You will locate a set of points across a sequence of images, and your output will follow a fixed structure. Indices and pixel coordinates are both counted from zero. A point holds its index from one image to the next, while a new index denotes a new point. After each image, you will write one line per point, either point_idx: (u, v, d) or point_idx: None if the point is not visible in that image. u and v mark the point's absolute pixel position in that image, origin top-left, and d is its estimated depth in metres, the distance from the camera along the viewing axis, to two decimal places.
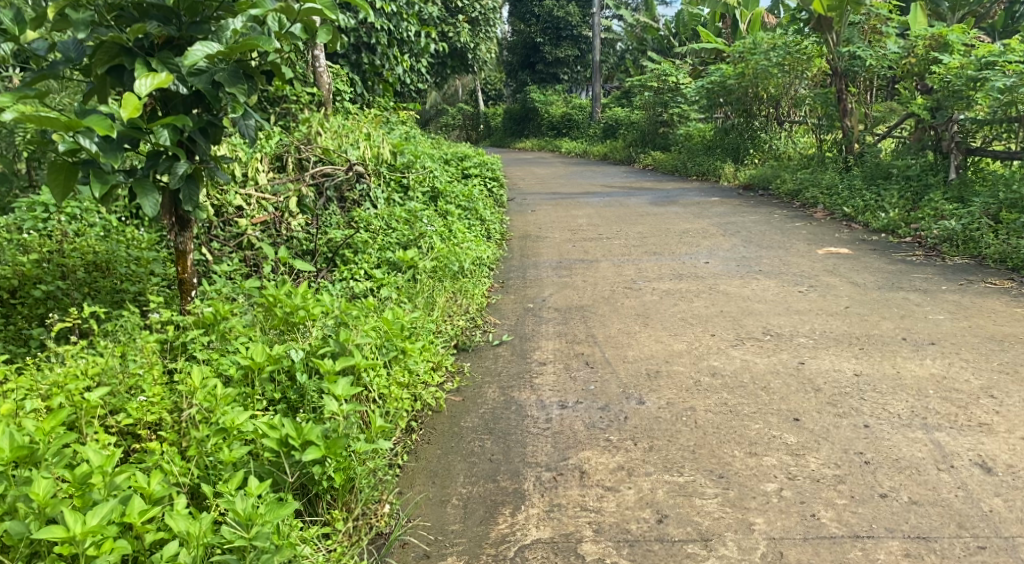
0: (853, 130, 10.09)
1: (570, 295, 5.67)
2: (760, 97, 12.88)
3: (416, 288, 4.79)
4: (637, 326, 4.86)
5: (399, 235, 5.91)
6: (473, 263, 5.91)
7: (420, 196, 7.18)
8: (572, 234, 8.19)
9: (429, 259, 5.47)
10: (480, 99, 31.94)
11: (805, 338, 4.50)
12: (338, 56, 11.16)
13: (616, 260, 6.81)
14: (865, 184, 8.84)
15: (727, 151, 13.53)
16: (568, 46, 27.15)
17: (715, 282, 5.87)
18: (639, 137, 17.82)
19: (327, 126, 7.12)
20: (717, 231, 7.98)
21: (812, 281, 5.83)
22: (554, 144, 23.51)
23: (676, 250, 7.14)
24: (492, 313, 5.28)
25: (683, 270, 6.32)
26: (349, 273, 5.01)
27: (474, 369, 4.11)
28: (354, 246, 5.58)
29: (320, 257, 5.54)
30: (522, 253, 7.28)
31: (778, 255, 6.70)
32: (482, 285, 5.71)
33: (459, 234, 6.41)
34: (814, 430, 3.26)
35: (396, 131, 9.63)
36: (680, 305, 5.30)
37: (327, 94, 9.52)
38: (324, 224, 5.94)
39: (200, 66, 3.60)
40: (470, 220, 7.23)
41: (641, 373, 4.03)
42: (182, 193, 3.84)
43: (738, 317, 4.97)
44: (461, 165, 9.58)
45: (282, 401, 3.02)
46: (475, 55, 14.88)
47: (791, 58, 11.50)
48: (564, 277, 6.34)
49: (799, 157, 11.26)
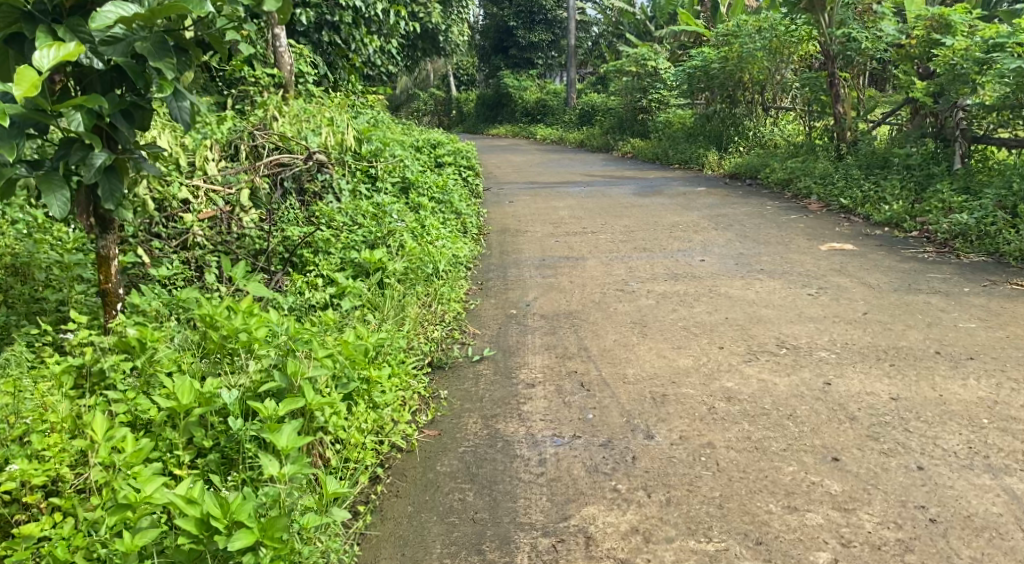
0: (845, 118, 9.62)
1: (557, 298, 5.12)
2: (744, 82, 12.37)
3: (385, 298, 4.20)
4: (633, 336, 4.32)
5: (365, 232, 5.25)
6: (448, 264, 5.32)
7: (390, 186, 6.55)
8: (555, 228, 7.61)
9: (400, 261, 4.89)
10: (452, 84, 31.14)
11: (827, 352, 3.98)
12: (298, 35, 10.46)
13: (604, 258, 6.27)
14: (863, 174, 8.35)
15: (710, 138, 13.02)
16: (542, 30, 26.70)
17: (715, 283, 5.33)
18: (616, 124, 17.26)
19: (284, 111, 6.48)
20: (709, 225, 7.45)
21: (821, 281, 5.30)
22: (528, 130, 22.86)
23: (667, 246, 6.60)
24: (470, 322, 4.70)
25: (677, 269, 5.78)
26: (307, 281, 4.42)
27: (452, 395, 3.52)
28: (314, 245, 4.95)
29: (274, 259, 4.93)
30: (502, 249, 6.70)
31: (779, 252, 6.19)
32: (459, 289, 5.13)
33: (433, 231, 5.80)
34: (860, 474, 2.75)
35: (363, 116, 9.00)
36: (679, 311, 4.75)
37: (289, 76, 9.02)
38: (281, 220, 5.37)
39: (115, 33, 2.97)
40: (444, 212, 6.62)
41: (645, 398, 3.47)
42: (101, 188, 3.20)
43: (746, 325, 4.44)
44: (434, 153, 8.99)
45: (215, 450, 2.44)
46: (446, 37, 14.23)
47: (778, 41, 11.02)
48: (549, 277, 5.77)
49: (788, 145, 10.77)
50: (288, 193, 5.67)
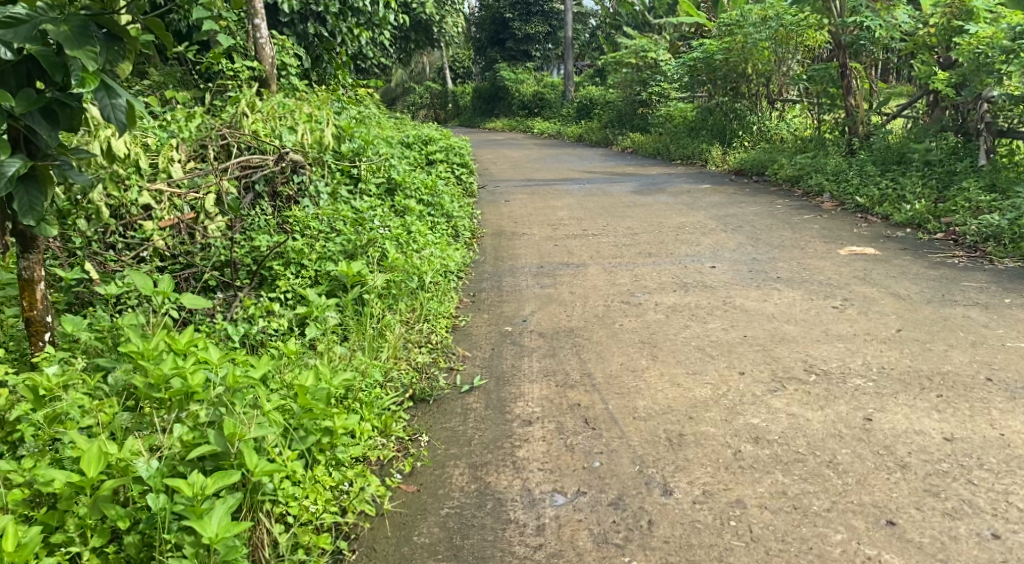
0: (857, 112, 9.15)
1: (556, 313, 4.65)
2: (749, 74, 11.87)
3: (361, 328, 3.78)
4: (643, 359, 3.85)
5: (344, 241, 4.74)
6: (435, 275, 4.85)
7: (375, 188, 6.06)
8: (553, 230, 7.14)
9: (380, 275, 4.42)
10: (448, 78, 30.58)
11: (863, 379, 3.49)
12: (282, 26, 9.96)
13: (607, 265, 5.80)
14: (879, 170, 7.88)
15: (713, 132, 12.51)
16: (538, 22, 26.23)
17: (729, 294, 4.85)
18: (615, 118, 16.75)
19: (258, 107, 6.00)
20: (718, 227, 6.97)
21: (845, 291, 4.83)
22: (525, 124, 22.33)
23: (673, 251, 6.12)
24: (460, 342, 4.22)
25: (687, 277, 5.30)
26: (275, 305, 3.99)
27: (436, 437, 3.04)
28: (285, 257, 4.49)
29: (243, 272, 4.48)
30: (496, 254, 6.22)
31: (796, 257, 5.71)
32: (447, 303, 4.66)
33: (420, 236, 5.32)
34: (923, 546, 2.30)
35: (350, 111, 8.52)
36: (692, 328, 4.29)
37: (271, 69, 8.53)
38: (251, 228, 4.91)
39: (17, 14, 2.54)
40: (434, 215, 6.13)
41: (659, 438, 3.00)
42: (17, 200, 2.75)
43: (767, 346, 3.96)
44: (425, 150, 8.49)
45: (134, 532, 2.03)
46: (440, 28, 13.73)
47: (784, 30, 10.54)
48: (548, 287, 5.28)
49: (796, 139, 10.29)
50: (260, 198, 5.23)
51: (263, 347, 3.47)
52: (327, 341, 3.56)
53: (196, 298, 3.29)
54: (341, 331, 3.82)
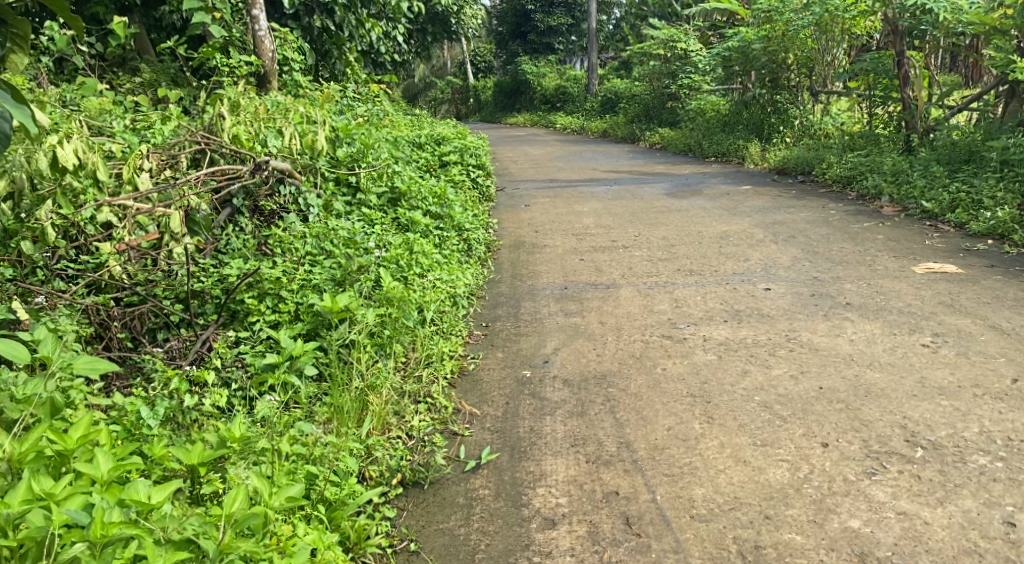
0: (915, 104, 8.17)
1: (585, 351, 3.89)
2: (790, 64, 10.98)
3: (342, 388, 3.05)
4: (696, 421, 3.07)
5: (331, 270, 4.00)
6: (439, 305, 4.12)
7: (376, 199, 5.31)
8: (578, 242, 6.36)
9: (373, 309, 3.68)
10: (470, 71, 29.79)
11: (987, 456, 2.68)
12: (286, 19, 9.24)
13: (641, 285, 5.03)
14: (946, 170, 7.00)
15: (749, 127, 11.60)
16: (561, 14, 25.42)
17: (793, 328, 4.06)
18: (642, 112, 15.88)
19: (242, 108, 5.29)
20: (766, 236, 6.16)
21: (934, 323, 4.01)
22: (548, 119, 21.50)
23: (718, 267, 5.33)
24: (468, 393, 3.48)
25: (738, 304, 4.51)
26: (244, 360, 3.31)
27: (434, 548, 2.38)
28: (258, 286, 3.77)
29: (210, 307, 3.78)
30: (514, 272, 5.44)
31: (864, 277, 4.89)
32: (454, 340, 3.94)
33: (425, 256, 4.56)
34: None
35: (356, 109, 7.80)
36: (752, 375, 3.50)
37: (271, 63, 7.90)
38: (224, 250, 4.23)
39: None
40: (442, 229, 5.37)
41: (728, 555, 2.28)
42: None
43: (852, 403, 3.16)
44: (437, 151, 7.77)
45: None
46: (458, 19, 12.99)
47: (829, 17, 9.67)
48: (573, 314, 4.51)
49: (844, 135, 9.41)
50: (238, 214, 4.53)
51: (214, 415, 2.77)
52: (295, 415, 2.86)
53: (92, 360, 2.46)
54: (318, 389, 3.12)
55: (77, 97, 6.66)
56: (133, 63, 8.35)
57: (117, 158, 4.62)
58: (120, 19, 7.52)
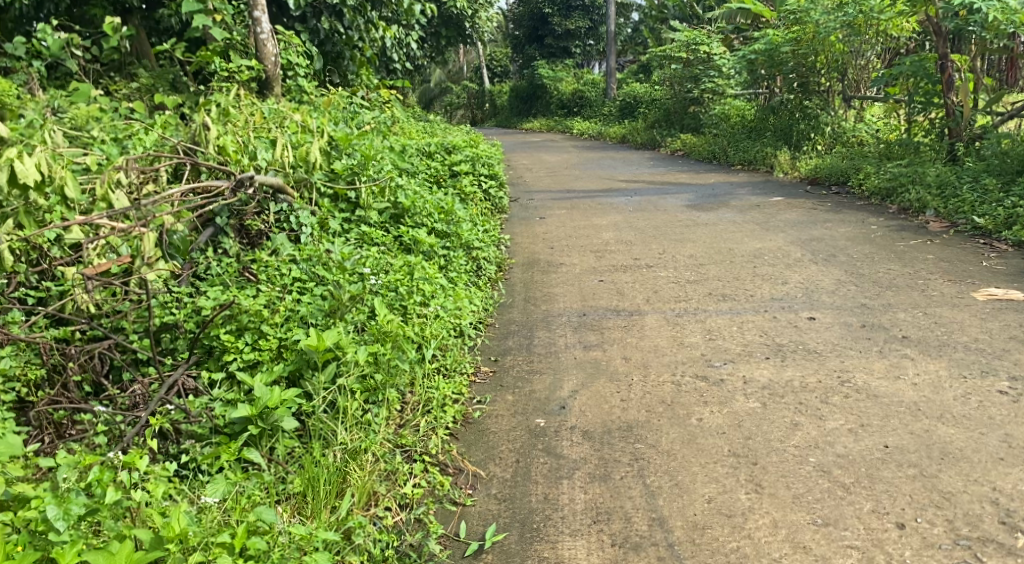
0: (961, 110, 7.68)
1: (607, 395, 3.41)
2: (821, 67, 10.44)
3: (323, 457, 2.64)
4: (742, 491, 2.60)
5: (319, 302, 3.55)
6: (440, 339, 3.65)
7: (377, 216, 4.86)
8: (597, 259, 5.88)
9: (363, 346, 3.22)
10: (486, 76, 29.36)
11: None
12: (292, 21, 8.83)
13: (669, 312, 4.54)
14: (998, 183, 6.48)
15: (776, 133, 11.07)
16: (579, 17, 24.95)
17: (845, 368, 3.57)
18: (662, 117, 15.37)
19: (232, 117, 4.86)
20: (803, 255, 5.66)
21: (1009, 363, 3.51)
22: (564, 124, 21.00)
23: (754, 291, 4.84)
24: (472, 447, 3.03)
25: (780, 337, 4.02)
26: (214, 413, 2.88)
27: None
28: (236, 321, 3.32)
29: (182, 344, 3.33)
30: (528, 295, 4.98)
31: (918, 305, 4.39)
32: (458, 380, 3.49)
33: (427, 281, 4.10)
34: None
35: (363, 116, 7.38)
36: (803, 430, 3.01)
37: (275, 68, 7.48)
38: (206, 274, 3.78)
39: None
40: (450, 248, 4.92)
41: None
42: None
43: (927, 468, 2.66)
44: (448, 159, 7.32)
45: None
46: (473, 23, 12.57)
47: (863, 19, 9.17)
48: (594, 347, 4.03)
49: (879, 143, 8.90)
50: (222, 234, 4.07)
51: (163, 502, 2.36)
52: (263, 503, 2.47)
53: None
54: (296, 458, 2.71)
55: (64, 104, 6.25)
56: (132, 68, 7.96)
57: (92, 171, 4.20)
58: (116, 21, 7.14)
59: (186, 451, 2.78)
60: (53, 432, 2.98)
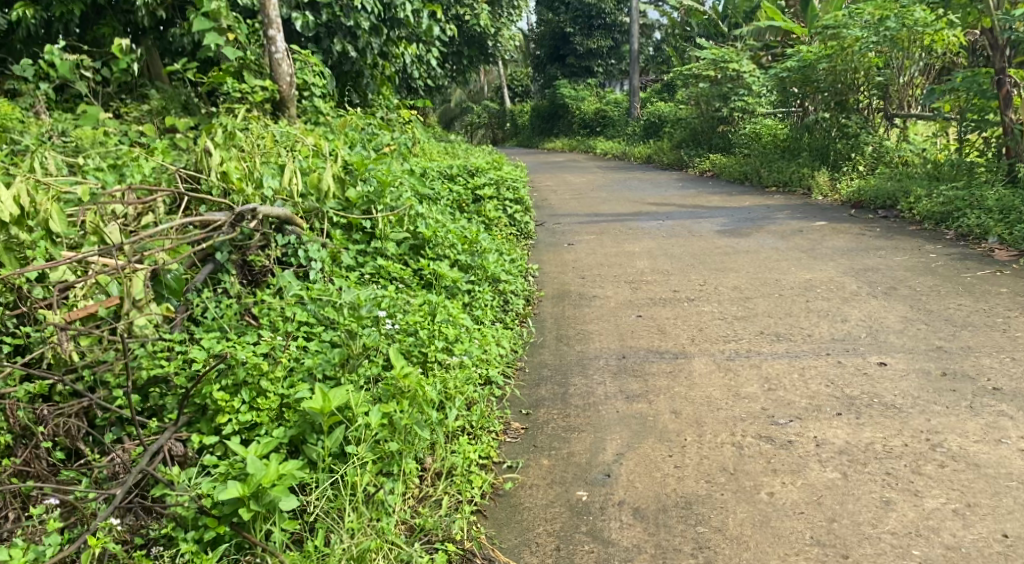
0: (1020, 128, 7.17)
1: (657, 459, 2.96)
2: (859, 84, 9.94)
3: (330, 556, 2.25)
4: None
5: (326, 352, 3.11)
6: (465, 393, 3.21)
7: (395, 247, 4.45)
8: (633, 291, 5.42)
9: (374, 406, 2.77)
10: (507, 96, 29.11)
11: None
12: (308, 41, 8.50)
13: (718, 354, 4.06)
14: None
15: (812, 153, 10.57)
16: (601, 36, 24.66)
17: (935, 428, 3.09)
18: (689, 136, 14.90)
19: (237, 141, 4.47)
20: (860, 287, 5.18)
21: None
22: (587, 143, 20.61)
23: (812, 330, 4.35)
24: (503, 528, 2.63)
25: (851, 387, 3.54)
26: (200, 490, 2.45)
27: None
28: (232, 375, 2.88)
29: (170, 401, 2.91)
30: (560, 332, 4.52)
31: (1003, 348, 3.90)
32: (486, 441, 3.06)
33: (450, 323, 3.65)
34: None
35: (381, 139, 6.99)
36: (898, 510, 2.55)
37: (290, 88, 7.11)
38: (204, 316, 3.37)
39: None
40: (474, 282, 4.49)
41: None
42: None
43: None
44: (470, 182, 6.90)
45: None
46: (496, 42, 12.23)
47: (904, 34, 8.71)
48: (638, 396, 3.56)
49: (927, 163, 8.41)
50: (221, 271, 3.66)
51: None
52: None
53: None
54: (296, 552, 2.30)
55: (67, 127, 5.90)
56: (142, 90, 7.63)
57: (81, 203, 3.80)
58: (125, 42, 6.82)
59: (170, 542, 2.39)
60: (17, 509, 2.56)
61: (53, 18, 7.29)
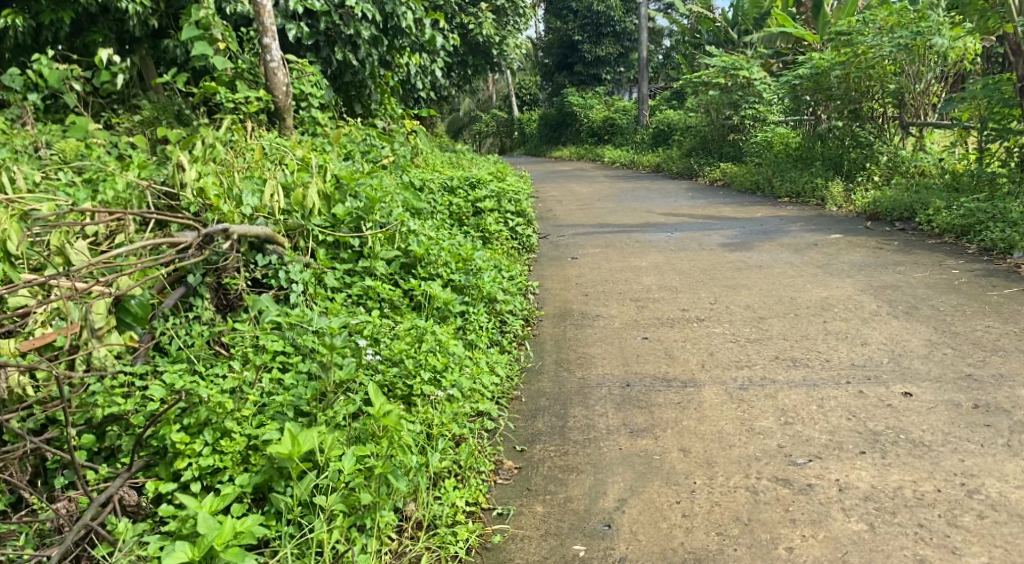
0: None
1: (663, 507, 2.69)
2: (874, 92, 9.56)
3: None
4: None
5: (299, 387, 2.84)
6: (452, 430, 2.95)
7: (384, 267, 4.19)
8: (639, 311, 5.14)
9: (346, 451, 2.51)
10: (515, 104, 28.85)
11: None
12: (306, 51, 8.27)
13: (731, 383, 3.77)
14: None
15: (825, 163, 10.24)
16: (609, 43, 24.38)
17: (972, 470, 2.80)
18: (699, 145, 14.59)
19: (218, 155, 4.21)
20: (880, 306, 4.88)
21: None
22: (595, 152, 20.32)
23: (831, 355, 4.06)
24: None
25: (876, 420, 3.25)
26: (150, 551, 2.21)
27: None
28: (193, 413, 2.62)
29: (126, 442, 2.65)
30: (560, 356, 4.24)
31: None
32: (474, 484, 2.80)
33: (439, 350, 3.39)
34: None
35: (377, 152, 6.74)
36: None
37: (286, 98, 6.87)
38: (171, 345, 3.12)
39: None
40: (468, 304, 4.23)
41: None
42: None
43: None
44: (471, 195, 6.64)
45: None
46: (501, 51, 11.97)
47: (921, 41, 8.41)
48: (643, 430, 3.28)
49: (945, 174, 8.11)
50: (194, 295, 3.40)
51: None
52: None
53: None
54: None
55: (50, 139, 5.68)
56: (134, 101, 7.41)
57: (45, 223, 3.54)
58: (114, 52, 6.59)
59: None
60: None
61: (43, 27, 7.10)
